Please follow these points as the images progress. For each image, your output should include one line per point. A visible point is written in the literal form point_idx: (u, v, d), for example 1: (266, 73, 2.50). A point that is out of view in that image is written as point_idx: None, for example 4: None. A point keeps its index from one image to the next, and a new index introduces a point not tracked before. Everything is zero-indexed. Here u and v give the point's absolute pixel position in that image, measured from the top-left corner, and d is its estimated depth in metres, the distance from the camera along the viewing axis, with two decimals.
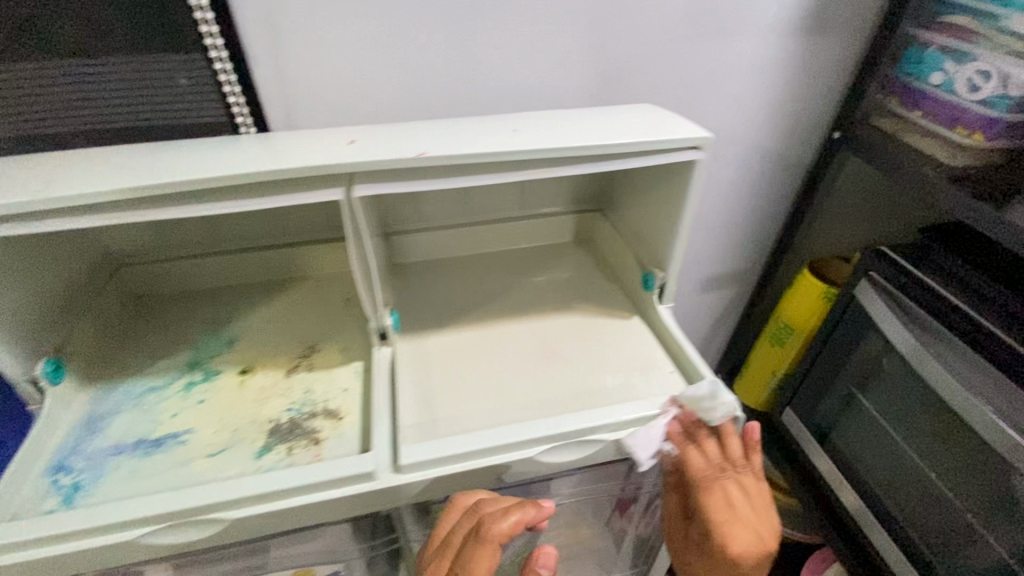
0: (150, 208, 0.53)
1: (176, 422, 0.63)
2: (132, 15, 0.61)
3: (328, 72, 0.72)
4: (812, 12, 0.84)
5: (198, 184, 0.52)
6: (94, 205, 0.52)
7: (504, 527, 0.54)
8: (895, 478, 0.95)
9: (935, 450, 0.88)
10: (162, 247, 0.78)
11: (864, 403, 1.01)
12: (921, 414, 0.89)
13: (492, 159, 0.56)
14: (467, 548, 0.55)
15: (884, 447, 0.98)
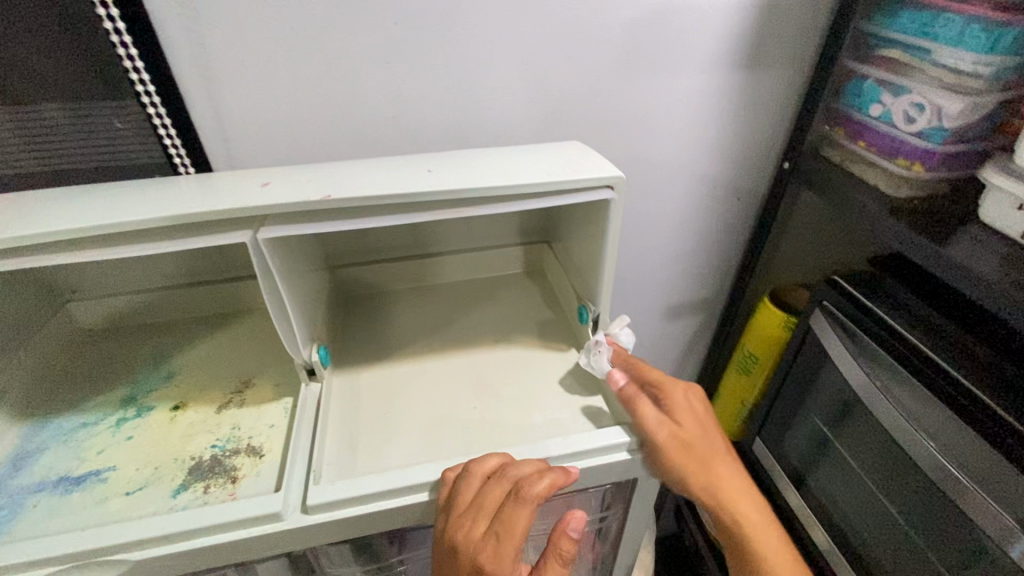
0: (62, 251, 0.54)
1: (101, 459, 0.63)
2: (65, 64, 0.63)
3: (266, 114, 0.75)
4: (748, 48, 0.86)
5: (109, 228, 0.53)
6: (9, 249, 0.53)
7: (540, 490, 0.53)
8: (860, 512, 0.93)
9: (896, 489, 0.85)
10: (110, 281, 0.80)
11: (830, 438, 0.99)
12: (882, 451, 0.87)
13: (400, 201, 0.57)
14: (506, 512, 0.53)
15: (848, 478, 0.96)
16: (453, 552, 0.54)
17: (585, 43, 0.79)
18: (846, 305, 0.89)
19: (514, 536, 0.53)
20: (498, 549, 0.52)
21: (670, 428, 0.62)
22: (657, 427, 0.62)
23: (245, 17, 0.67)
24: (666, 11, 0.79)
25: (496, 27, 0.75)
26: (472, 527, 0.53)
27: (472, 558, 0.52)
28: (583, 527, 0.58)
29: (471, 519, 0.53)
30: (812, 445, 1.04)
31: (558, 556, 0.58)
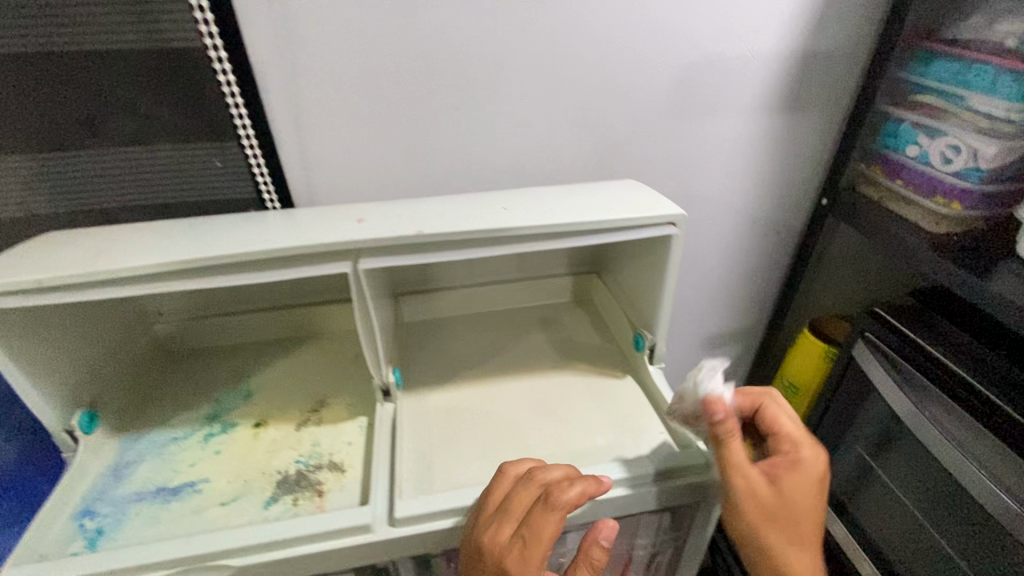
0: (173, 280, 0.57)
1: (193, 471, 0.68)
2: (180, 111, 0.70)
3: (346, 154, 0.81)
4: (790, 93, 0.91)
5: (220, 260, 0.57)
6: (128, 278, 0.56)
7: (571, 497, 0.56)
8: (908, 546, 0.93)
9: (948, 520, 0.85)
10: (193, 306, 0.86)
11: (875, 469, 1.00)
12: (931, 481, 0.87)
13: (485, 236, 0.61)
14: (535, 514, 0.55)
15: (896, 510, 0.96)
16: (478, 556, 0.55)
17: (636, 89, 0.85)
18: (895, 341, 0.91)
19: (543, 541, 0.54)
20: (525, 553, 0.54)
21: (750, 480, 0.60)
22: (735, 471, 0.60)
23: (335, 68, 0.74)
24: (712, 60, 0.85)
25: (556, 74, 0.82)
26: (498, 529, 0.55)
27: (498, 561, 0.54)
28: (615, 535, 0.59)
29: (498, 520, 0.56)
30: (857, 477, 1.04)
31: (588, 561, 0.58)
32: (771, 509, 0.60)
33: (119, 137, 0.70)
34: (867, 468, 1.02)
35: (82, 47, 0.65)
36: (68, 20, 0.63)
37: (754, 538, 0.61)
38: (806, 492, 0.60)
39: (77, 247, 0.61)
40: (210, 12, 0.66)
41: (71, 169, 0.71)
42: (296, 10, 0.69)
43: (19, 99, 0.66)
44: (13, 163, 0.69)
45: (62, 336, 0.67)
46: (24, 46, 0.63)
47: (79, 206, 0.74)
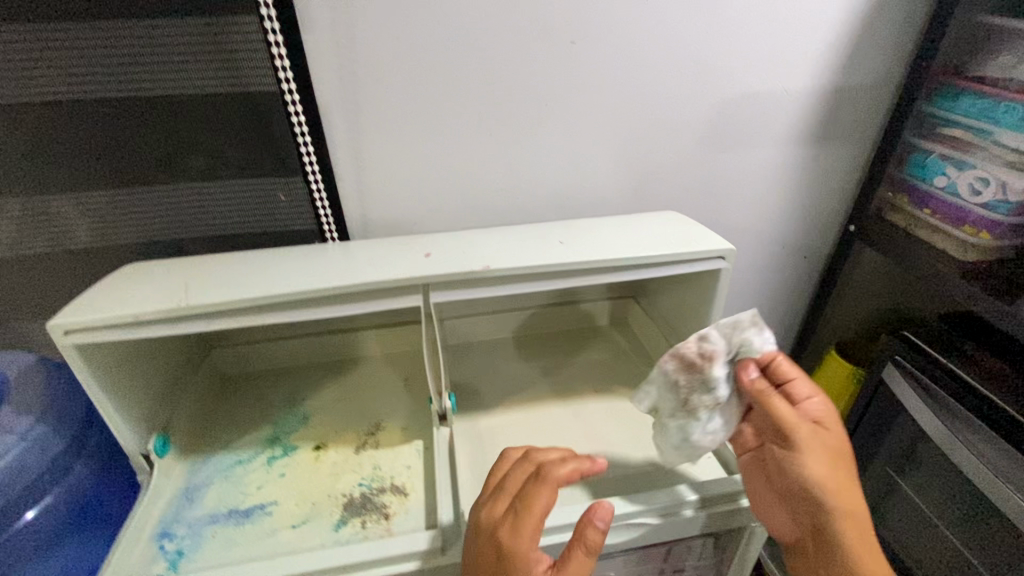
0: (258, 315, 0.61)
1: (260, 493, 0.70)
2: (251, 149, 0.74)
3: (399, 186, 0.84)
4: (821, 125, 0.95)
5: (301, 295, 0.60)
6: (218, 312, 0.59)
7: (561, 471, 0.58)
8: (936, 559, 0.97)
9: (973, 533, 0.90)
10: (247, 331, 0.89)
11: (901, 484, 1.04)
12: (958, 497, 0.92)
13: (547, 270, 0.65)
14: (527, 487, 0.57)
15: (923, 524, 1.00)
16: (477, 536, 0.56)
17: (676, 124, 0.89)
18: (922, 362, 0.94)
19: (529, 509, 0.55)
20: (516, 523, 0.54)
21: (804, 432, 0.59)
22: (789, 423, 0.59)
23: (395, 107, 0.78)
24: (750, 96, 0.89)
25: (601, 112, 0.85)
26: (494, 504, 0.57)
27: (492, 532, 0.55)
28: (612, 517, 0.55)
29: (494, 496, 0.58)
30: (882, 493, 1.08)
31: (584, 547, 0.54)
32: (828, 450, 0.60)
33: (193, 173, 0.74)
34: (893, 485, 1.06)
35: (167, 91, 0.69)
36: (157, 68, 0.67)
37: (825, 492, 0.59)
38: (839, 425, 0.62)
39: (162, 279, 0.64)
40: (287, 59, 0.70)
41: (146, 203, 0.75)
42: (364, 55, 0.73)
43: (105, 139, 0.70)
44: (93, 197, 0.73)
45: (138, 365, 0.70)
46: (114, 91, 0.67)
47: (151, 237, 0.77)
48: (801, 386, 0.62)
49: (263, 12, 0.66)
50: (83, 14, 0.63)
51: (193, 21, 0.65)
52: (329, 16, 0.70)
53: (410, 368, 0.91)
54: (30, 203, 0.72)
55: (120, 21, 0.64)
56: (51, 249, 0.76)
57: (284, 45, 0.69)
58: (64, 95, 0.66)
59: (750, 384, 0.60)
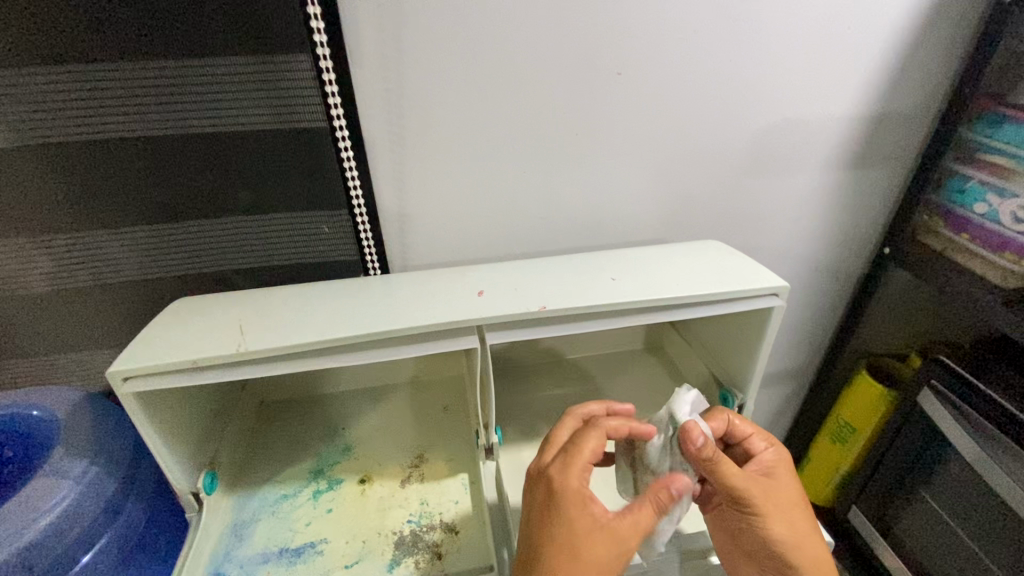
0: (313, 358, 0.60)
1: (310, 531, 0.70)
2: (296, 184, 0.74)
3: (440, 216, 0.84)
4: (860, 150, 0.95)
5: (355, 338, 0.60)
6: (273, 356, 0.59)
7: (610, 421, 0.63)
8: (957, 566, 1.00)
9: (999, 548, 0.91)
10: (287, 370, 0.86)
11: (926, 496, 1.05)
12: (984, 513, 0.93)
13: (603, 308, 0.64)
14: (578, 433, 0.62)
15: (946, 536, 1.02)
16: (531, 484, 0.61)
17: (718, 149, 0.88)
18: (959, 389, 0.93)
19: (580, 454, 0.59)
20: (565, 461, 0.59)
21: (758, 489, 0.61)
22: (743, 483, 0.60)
23: (438, 139, 0.77)
24: (792, 122, 0.88)
25: (642, 140, 0.85)
26: (547, 453, 0.62)
27: (544, 471, 0.60)
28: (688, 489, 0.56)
29: (547, 447, 0.63)
30: (904, 502, 1.11)
31: (652, 498, 0.56)
32: (783, 501, 0.63)
33: (238, 208, 0.74)
34: (918, 496, 1.07)
35: (216, 129, 0.68)
36: (208, 105, 0.67)
37: (790, 542, 0.61)
38: (789, 472, 0.66)
39: (217, 320, 0.64)
40: (339, 96, 0.70)
41: (190, 237, 0.75)
42: (413, 90, 0.73)
43: (152, 176, 0.70)
44: (137, 232, 0.73)
45: (188, 406, 0.69)
46: (163, 128, 0.67)
47: (195, 269, 0.77)
48: (757, 440, 0.67)
49: (318, 51, 0.66)
50: (135, 54, 0.62)
51: (246, 60, 0.65)
52: (380, 53, 0.69)
53: (448, 395, 0.91)
54: (75, 239, 0.72)
55: (172, 61, 0.63)
56: (95, 283, 0.75)
57: (337, 82, 0.69)
58: (114, 132, 0.66)
59: (697, 455, 0.59)
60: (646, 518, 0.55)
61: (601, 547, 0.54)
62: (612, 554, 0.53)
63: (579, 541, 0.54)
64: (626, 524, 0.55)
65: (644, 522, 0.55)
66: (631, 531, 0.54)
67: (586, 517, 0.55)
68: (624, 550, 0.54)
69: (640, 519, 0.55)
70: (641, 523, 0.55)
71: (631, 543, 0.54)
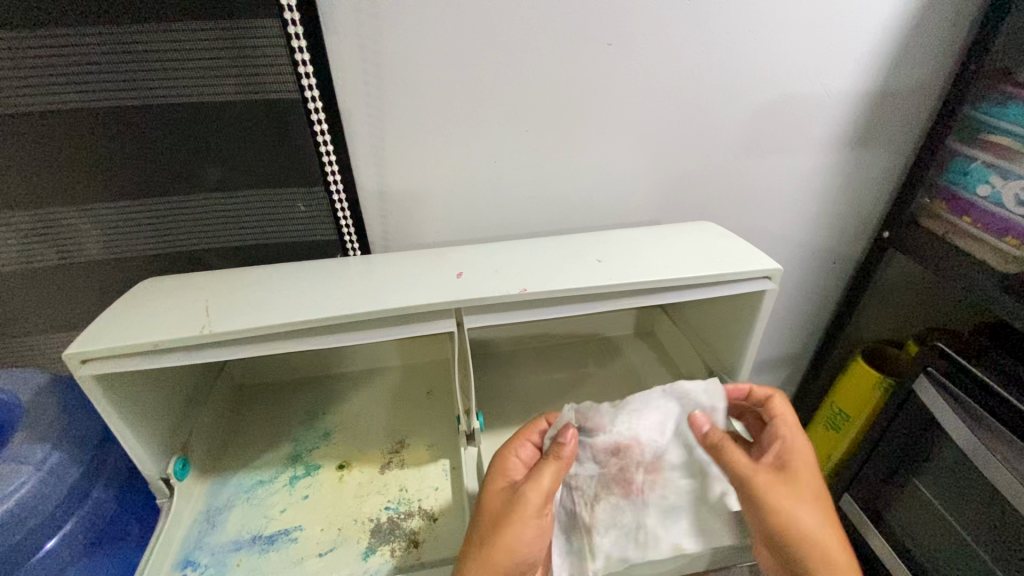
0: (281, 342, 0.57)
1: (284, 517, 0.68)
2: (267, 157, 0.71)
3: (421, 195, 0.81)
4: (860, 129, 0.91)
5: (323, 321, 0.57)
6: (238, 338, 0.56)
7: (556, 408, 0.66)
8: (949, 558, 0.98)
9: (993, 539, 0.90)
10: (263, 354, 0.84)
11: (920, 486, 1.03)
12: (979, 503, 0.91)
13: (585, 291, 0.62)
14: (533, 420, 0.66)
15: (939, 529, 1.00)
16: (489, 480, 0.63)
17: (715, 125, 0.85)
18: (961, 377, 0.90)
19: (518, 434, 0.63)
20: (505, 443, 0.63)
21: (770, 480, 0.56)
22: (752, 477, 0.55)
23: (416, 114, 0.74)
24: (791, 98, 0.85)
25: (630, 115, 0.81)
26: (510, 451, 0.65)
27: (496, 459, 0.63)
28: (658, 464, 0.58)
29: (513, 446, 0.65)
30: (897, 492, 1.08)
31: (550, 456, 0.57)
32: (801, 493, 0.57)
33: (207, 183, 0.71)
34: (913, 487, 1.05)
35: (179, 99, 0.65)
36: (172, 75, 0.63)
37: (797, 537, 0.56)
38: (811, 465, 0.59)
39: (182, 302, 0.61)
40: (310, 66, 0.66)
41: (158, 215, 0.72)
42: (391, 59, 0.69)
43: (113, 149, 0.66)
44: (103, 209, 0.70)
45: (156, 390, 0.66)
46: (124, 99, 0.64)
47: (164, 248, 0.74)
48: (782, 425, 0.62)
49: (286, 17, 0.63)
50: (92, 18, 0.59)
51: (209, 26, 0.61)
52: (354, 19, 0.66)
53: (432, 380, 0.88)
54: (37, 215, 0.69)
55: (129, 25, 0.60)
56: (61, 262, 0.73)
57: (308, 51, 0.65)
58: (75, 103, 0.63)
59: (703, 439, 0.57)
60: (544, 475, 0.56)
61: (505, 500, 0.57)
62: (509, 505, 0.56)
63: (489, 496, 0.59)
64: (524, 482, 0.57)
65: (540, 480, 0.56)
66: (526, 485, 0.56)
67: (503, 479, 0.60)
68: (520, 501, 0.55)
69: (538, 474, 0.56)
70: (539, 479, 0.56)
71: (526, 497, 0.55)
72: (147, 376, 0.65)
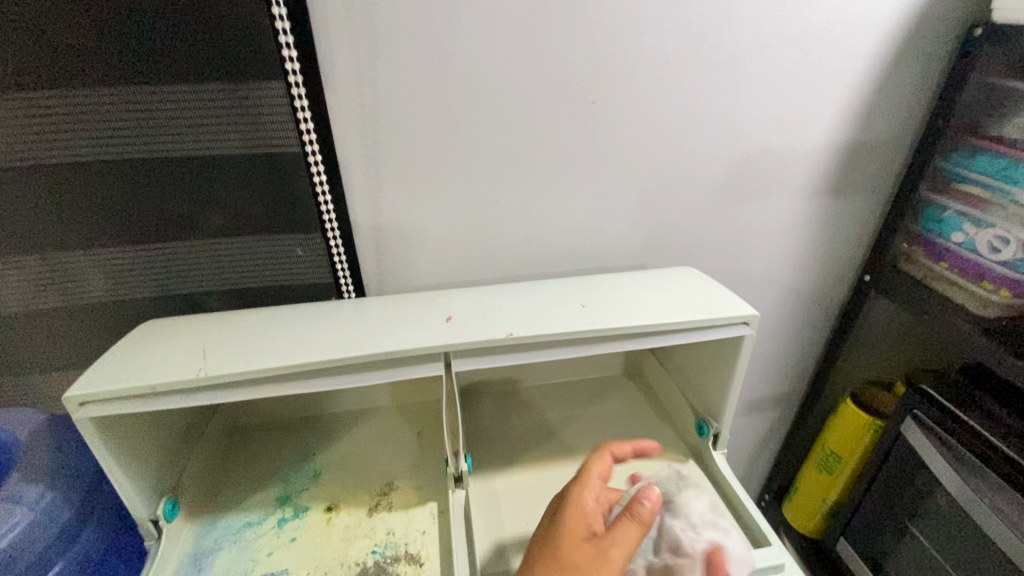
0: (274, 385, 0.60)
1: (271, 560, 0.68)
2: (269, 208, 0.74)
3: (415, 241, 0.84)
4: (835, 180, 0.95)
5: (313, 364, 0.59)
6: (228, 379, 0.58)
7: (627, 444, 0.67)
8: None
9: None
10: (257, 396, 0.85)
11: (916, 533, 1.01)
12: (970, 547, 0.89)
13: (568, 335, 0.64)
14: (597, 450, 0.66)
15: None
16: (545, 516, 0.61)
17: (697, 173, 0.89)
18: (941, 417, 0.91)
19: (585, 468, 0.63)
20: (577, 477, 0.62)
21: None
22: None
23: (411, 166, 0.78)
24: (768, 150, 0.89)
25: (615, 165, 0.85)
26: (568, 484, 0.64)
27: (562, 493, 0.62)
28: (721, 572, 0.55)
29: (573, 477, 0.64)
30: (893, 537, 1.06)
31: (629, 512, 0.56)
32: None
33: (210, 230, 0.74)
34: (908, 533, 1.03)
35: (188, 153, 0.69)
36: (182, 131, 0.68)
37: None
38: None
39: (179, 345, 0.64)
40: (311, 122, 0.71)
41: (163, 260, 0.75)
42: (387, 116, 0.74)
43: (123, 199, 0.70)
44: (109, 253, 0.73)
45: (150, 432, 0.68)
46: (135, 153, 0.68)
47: (166, 292, 0.77)
48: None
49: (290, 79, 0.68)
50: (110, 81, 0.63)
51: (219, 88, 0.66)
52: (353, 80, 0.70)
53: (422, 421, 0.89)
54: (46, 259, 0.72)
55: (144, 88, 0.64)
56: (65, 304, 0.75)
57: (309, 109, 0.70)
58: (89, 157, 0.67)
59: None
60: (630, 541, 0.54)
61: (585, 556, 0.54)
62: (590, 562, 0.53)
63: (567, 542, 0.55)
64: (608, 540, 0.54)
65: (629, 545, 0.54)
66: (612, 546, 0.54)
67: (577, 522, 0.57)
68: (603, 560, 0.53)
69: (621, 536, 0.55)
70: (624, 545, 0.54)
71: (613, 558, 0.53)
72: (142, 418, 0.66)
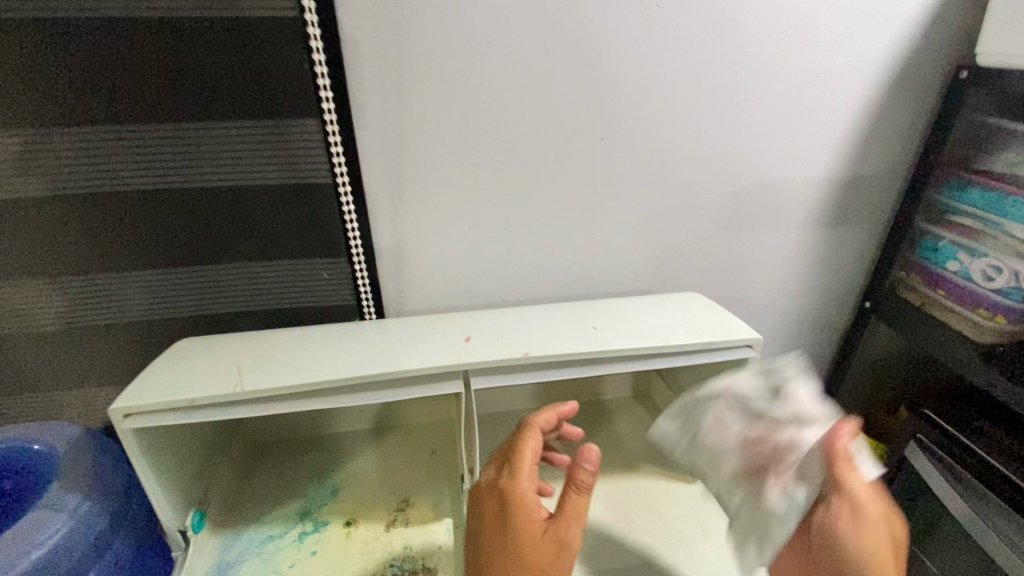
0: (304, 401, 0.63)
1: (292, 572, 0.70)
2: (299, 233, 0.79)
3: (434, 266, 0.89)
4: (833, 210, 1.00)
5: (343, 381, 0.63)
6: (264, 396, 0.62)
7: (544, 415, 0.65)
8: None
9: None
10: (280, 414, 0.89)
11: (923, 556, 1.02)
12: None
13: (581, 356, 0.68)
14: (516, 434, 0.64)
15: None
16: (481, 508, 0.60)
17: (702, 204, 0.93)
18: (945, 442, 0.93)
19: (517, 454, 0.61)
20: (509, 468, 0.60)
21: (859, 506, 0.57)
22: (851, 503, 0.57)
23: (432, 196, 0.83)
24: (768, 182, 0.94)
25: (623, 195, 0.90)
26: (492, 470, 0.63)
27: (494, 485, 0.61)
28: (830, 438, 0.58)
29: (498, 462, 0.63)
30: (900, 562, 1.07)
31: (573, 487, 0.59)
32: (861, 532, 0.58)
33: (242, 253, 0.79)
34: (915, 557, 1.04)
35: (226, 182, 0.74)
36: (222, 163, 0.73)
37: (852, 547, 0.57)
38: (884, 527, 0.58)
39: (215, 361, 0.68)
40: (342, 156, 0.76)
41: (196, 281, 0.79)
42: (412, 150, 0.79)
43: (163, 223, 0.75)
44: (147, 275, 0.78)
45: (182, 445, 0.71)
46: (177, 182, 0.73)
47: (198, 311, 0.81)
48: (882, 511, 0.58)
49: (325, 116, 0.73)
50: (159, 117, 0.69)
51: (258, 123, 0.72)
52: (382, 117, 0.76)
53: (437, 440, 0.92)
54: (88, 280, 0.77)
55: (190, 123, 0.70)
56: (102, 323, 0.80)
57: (341, 144, 0.75)
58: (136, 185, 0.72)
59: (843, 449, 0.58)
60: (580, 515, 0.59)
61: (550, 549, 0.57)
62: (556, 552, 0.57)
63: (529, 548, 0.57)
64: (562, 524, 0.58)
65: (581, 513, 0.59)
66: (569, 529, 0.58)
67: (528, 513, 0.58)
68: (566, 546, 0.58)
69: (572, 510, 0.59)
70: (577, 519, 0.58)
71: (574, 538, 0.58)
72: (174, 431, 0.70)
